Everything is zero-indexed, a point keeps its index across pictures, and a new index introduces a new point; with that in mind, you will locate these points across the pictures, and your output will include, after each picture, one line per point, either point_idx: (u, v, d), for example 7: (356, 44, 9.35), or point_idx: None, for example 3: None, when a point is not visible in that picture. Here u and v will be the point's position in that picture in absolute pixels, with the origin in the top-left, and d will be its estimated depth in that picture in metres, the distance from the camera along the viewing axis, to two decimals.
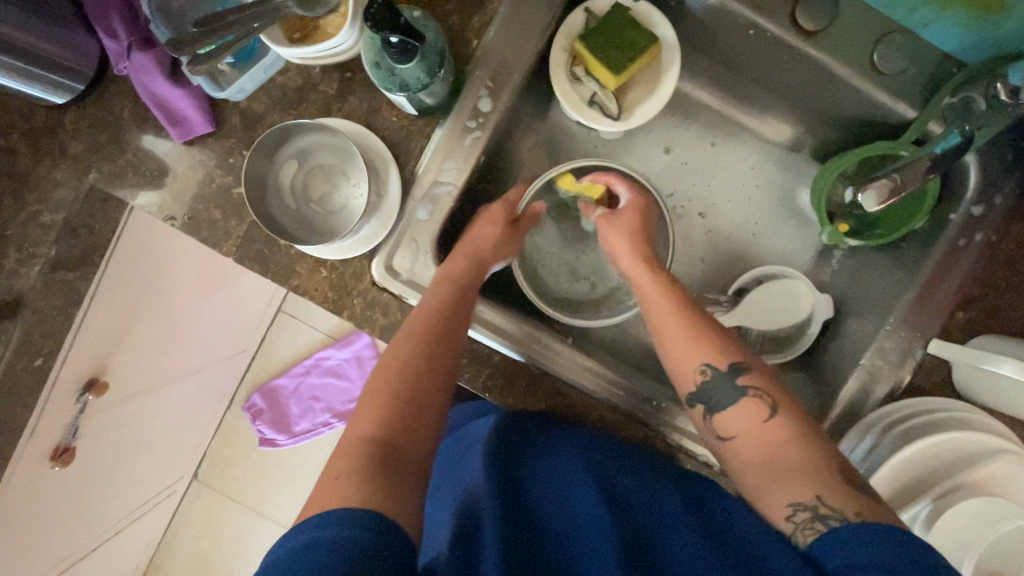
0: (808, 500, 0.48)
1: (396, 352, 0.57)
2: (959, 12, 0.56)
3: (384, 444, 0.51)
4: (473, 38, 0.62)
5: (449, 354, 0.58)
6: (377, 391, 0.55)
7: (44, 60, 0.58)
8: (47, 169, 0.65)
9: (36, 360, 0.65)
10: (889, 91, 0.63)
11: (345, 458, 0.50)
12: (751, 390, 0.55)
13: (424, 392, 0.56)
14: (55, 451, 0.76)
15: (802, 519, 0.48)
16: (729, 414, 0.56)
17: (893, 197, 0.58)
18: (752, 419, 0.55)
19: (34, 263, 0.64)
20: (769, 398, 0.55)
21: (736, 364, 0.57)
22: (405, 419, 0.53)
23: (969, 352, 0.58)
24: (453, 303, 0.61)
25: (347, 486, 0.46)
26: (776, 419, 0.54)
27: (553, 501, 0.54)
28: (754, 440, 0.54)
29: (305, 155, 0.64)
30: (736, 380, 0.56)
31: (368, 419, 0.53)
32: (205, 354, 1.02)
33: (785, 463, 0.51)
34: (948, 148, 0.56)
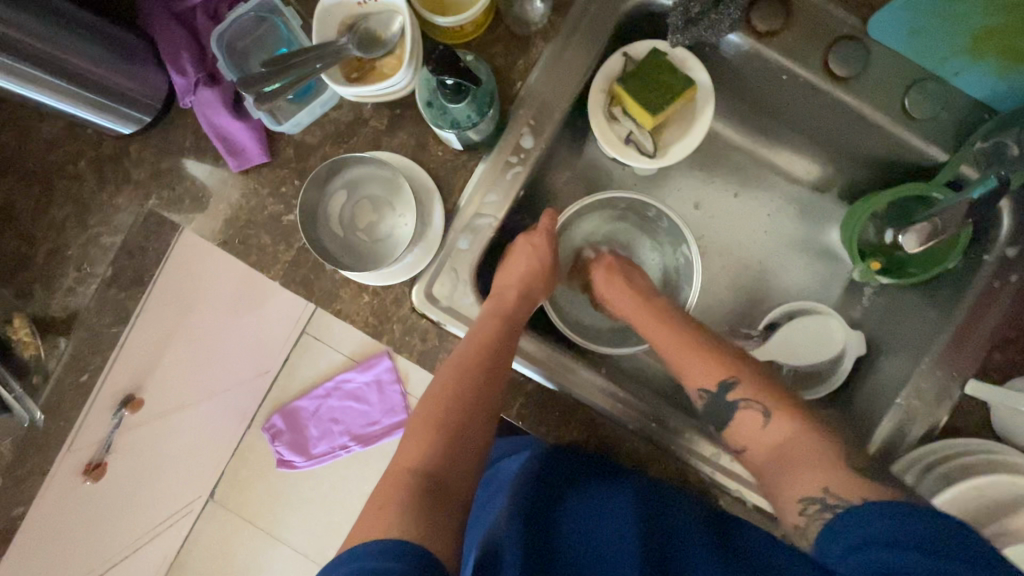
0: (816, 493, 0.52)
1: (446, 384, 0.59)
2: (991, 62, 0.59)
3: (426, 476, 0.52)
4: (518, 80, 0.65)
5: (500, 386, 0.59)
6: (423, 423, 0.57)
7: (119, 95, 0.62)
8: (111, 194, 0.69)
9: (82, 376, 0.72)
10: (921, 134, 0.64)
11: (390, 488, 0.51)
12: (742, 402, 0.62)
13: (472, 423, 0.57)
14: (88, 464, 0.76)
15: (813, 511, 0.52)
16: (735, 427, 0.62)
17: (932, 239, 0.61)
18: (755, 429, 0.61)
19: (91, 283, 0.70)
20: (760, 405, 0.61)
21: (726, 381, 0.63)
22: (450, 450, 0.55)
23: (1011, 395, 0.59)
24: (499, 336, 0.62)
25: (390, 516, 0.48)
26: (773, 425, 0.60)
27: (579, 537, 0.58)
28: (761, 446, 0.60)
29: (354, 185, 0.66)
30: (728, 395, 0.63)
31: (414, 449, 0.55)
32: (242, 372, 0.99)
33: (795, 456, 0.57)
34: (987, 191, 0.58)
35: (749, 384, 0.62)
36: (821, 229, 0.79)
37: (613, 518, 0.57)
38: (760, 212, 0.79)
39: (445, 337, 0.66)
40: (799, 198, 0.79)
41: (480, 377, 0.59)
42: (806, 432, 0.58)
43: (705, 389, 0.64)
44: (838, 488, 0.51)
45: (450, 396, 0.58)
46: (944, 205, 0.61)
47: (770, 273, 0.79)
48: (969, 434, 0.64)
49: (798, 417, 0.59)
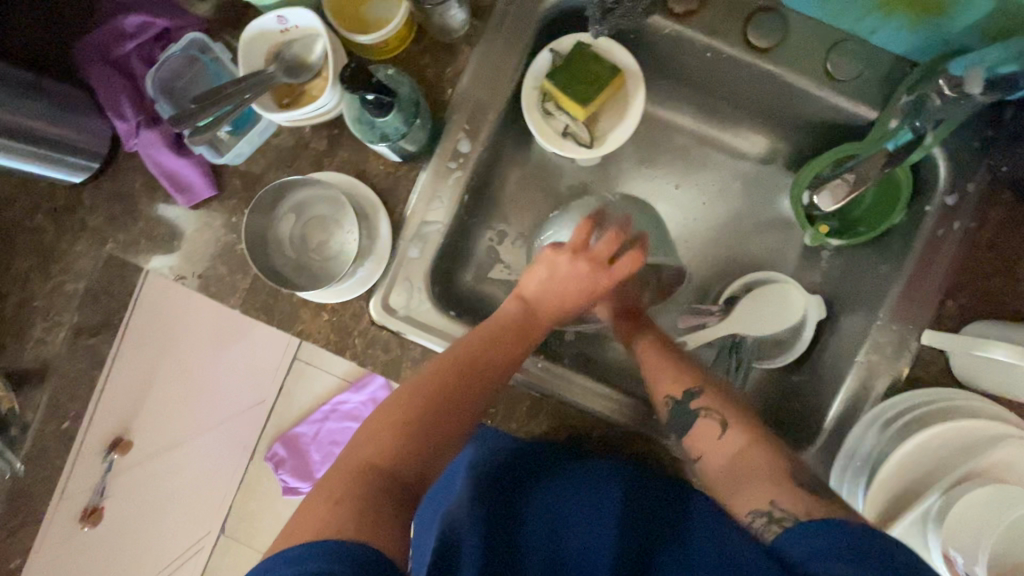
0: (765, 506, 0.50)
1: (432, 381, 0.57)
2: (903, 17, 0.59)
3: (386, 473, 0.51)
4: (448, 87, 0.66)
5: (485, 396, 0.58)
6: (406, 402, 0.55)
7: (61, 145, 0.63)
8: (70, 243, 0.70)
9: (65, 423, 0.73)
10: (848, 95, 0.65)
11: (347, 481, 0.49)
12: (702, 412, 0.59)
13: (451, 420, 0.56)
14: (85, 510, 0.81)
15: (762, 522, 0.49)
16: (696, 436, 0.59)
17: (847, 195, 0.66)
18: (710, 439, 0.58)
19: (59, 330, 0.70)
20: (720, 416, 0.59)
21: (691, 390, 0.61)
22: (413, 449, 0.53)
23: (961, 340, 0.59)
24: (506, 345, 0.61)
25: (342, 514, 0.46)
26: (732, 435, 0.57)
27: (545, 526, 0.57)
28: (717, 457, 0.58)
29: (302, 208, 0.68)
30: (690, 403, 0.61)
31: (378, 445, 0.53)
32: (228, 406, 0.96)
33: (749, 467, 0.54)
34: (900, 144, 0.61)
35: (714, 397, 0.60)
36: (773, 200, 0.80)
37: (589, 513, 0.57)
38: (711, 190, 0.81)
39: (407, 346, 0.66)
40: (748, 172, 0.80)
41: (471, 385, 0.57)
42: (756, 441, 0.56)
43: (672, 395, 0.62)
44: (784, 501, 0.49)
45: (433, 394, 0.56)
46: (864, 155, 0.64)
47: (729, 249, 0.80)
48: (933, 384, 0.64)
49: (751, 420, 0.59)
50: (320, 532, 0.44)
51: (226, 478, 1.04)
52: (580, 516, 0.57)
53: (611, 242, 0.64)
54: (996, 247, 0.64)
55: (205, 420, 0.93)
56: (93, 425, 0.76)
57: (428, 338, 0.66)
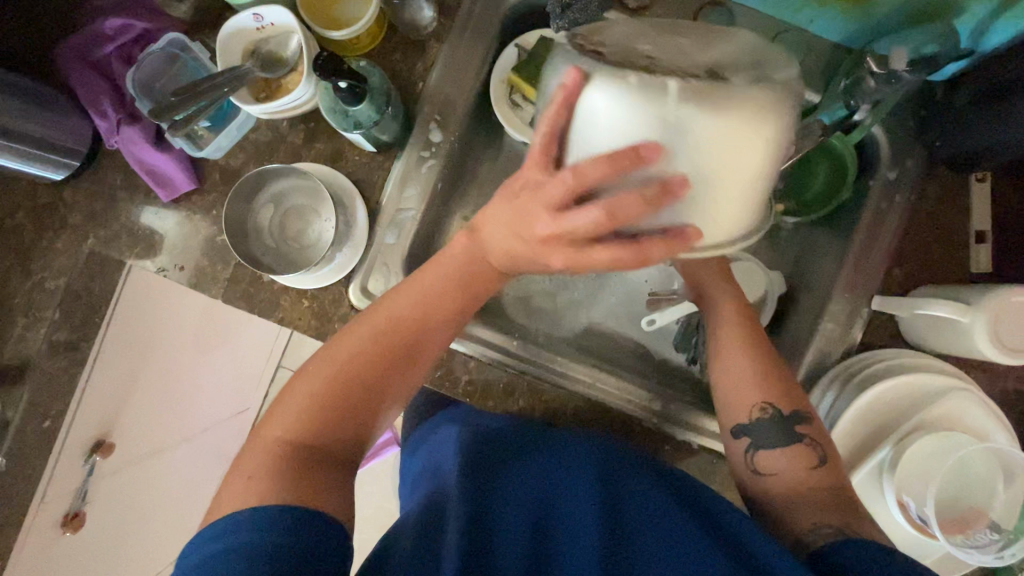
0: (833, 524, 0.50)
1: (357, 349, 0.56)
2: (836, 8, 0.64)
3: (304, 444, 0.51)
4: (419, 81, 0.70)
5: (409, 359, 0.58)
6: (329, 361, 0.56)
7: (39, 142, 0.65)
8: (51, 240, 0.71)
9: (45, 422, 0.74)
10: (792, 80, 0.69)
11: (259, 450, 0.51)
12: (806, 437, 0.56)
13: (366, 389, 0.56)
14: (66, 516, 0.78)
15: (825, 535, 0.50)
16: (773, 453, 0.57)
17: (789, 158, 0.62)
18: (797, 467, 0.56)
19: (40, 327, 0.72)
20: (822, 447, 0.56)
21: (800, 413, 0.57)
22: (330, 420, 0.54)
23: (907, 302, 0.63)
24: (433, 309, 0.58)
25: (255, 480, 0.48)
26: (821, 471, 0.55)
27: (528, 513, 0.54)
28: (790, 482, 0.55)
29: (281, 198, 0.70)
30: (795, 426, 0.57)
31: (294, 414, 0.53)
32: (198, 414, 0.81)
33: (818, 496, 0.53)
34: (834, 119, 0.67)
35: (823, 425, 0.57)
36: None
37: (583, 491, 0.56)
38: None
39: None
40: None
41: (389, 351, 0.57)
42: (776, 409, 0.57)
43: (771, 408, 0.58)
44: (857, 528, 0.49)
45: (355, 364, 0.56)
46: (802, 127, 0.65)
47: None
48: (884, 346, 0.69)
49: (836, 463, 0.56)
50: (245, 505, 0.46)
51: (197, 503, 0.83)
52: (570, 498, 0.56)
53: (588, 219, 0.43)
54: (933, 217, 0.69)
55: (184, 430, 0.81)
56: (74, 427, 0.76)
57: None
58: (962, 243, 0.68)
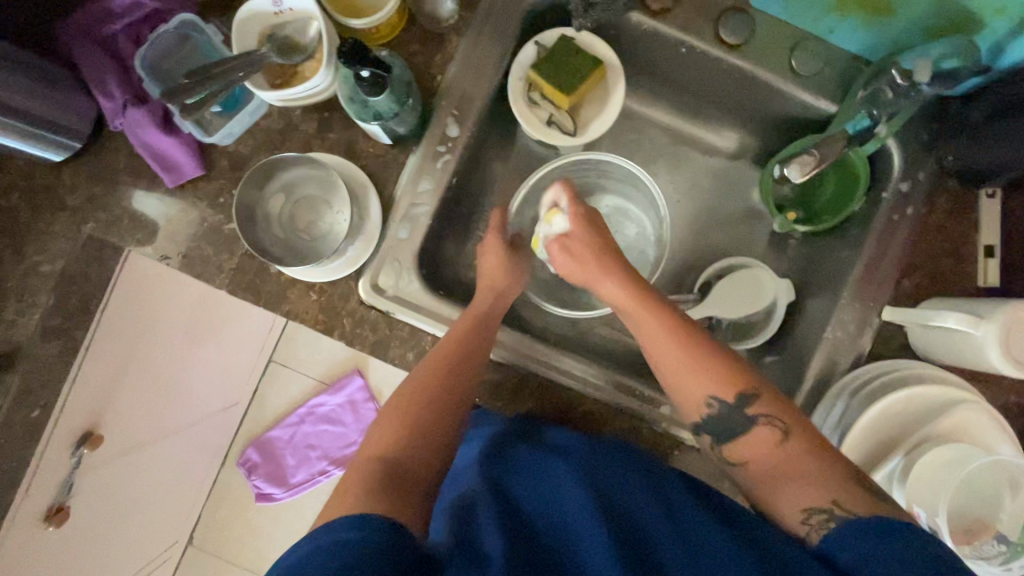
0: (823, 504, 0.50)
1: (411, 390, 0.60)
2: (857, 17, 0.65)
3: (390, 462, 0.54)
4: (437, 74, 0.69)
5: (463, 380, 0.61)
6: (394, 409, 0.58)
7: (42, 121, 0.63)
8: (47, 222, 0.69)
9: (33, 413, 0.70)
10: (810, 90, 0.70)
11: (352, 476, 0.53)
12: (763, 419, 0.55)
13: (432, 422, 0.58)
14: (48, 510, 0.71)
15: (817, 520, 0.50)
16: (742, 443, 0.57)
17: (813, 169, 0.65)
18: (766, 445, 0.55)
19: (33, 312, 0.69)
20: (782, 422, 0.55)
21: (745, 394, 0.56)
22: (407, 443, 0.56)
23: (919, 313, 0.64)
24: (474, 340, 0.63)
25: (353, 497, 0.50)
26: (791, 445, 0.54)
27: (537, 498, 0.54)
28: (765, 462, 0.55)
29: (291, 188, 0.68)
30: (746, 410, 0.56)
31: (379, 438, 0.57)
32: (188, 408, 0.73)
33: (794, 471, 0.53)
34: (860, 129, 0.67)
35: (772, 401, 0.56)
36: (743, 192, 0.84)
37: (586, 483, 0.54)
38: (682, 186, 0.84)
39: (395, 324, 0.68)
40: (718, 166, 0.84)
41: (444, 386, 0.60)
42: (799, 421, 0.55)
43: (713, 396, 0.57)
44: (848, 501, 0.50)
45: (415, 398, 0.59)
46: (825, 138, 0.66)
47: (703, 236, 0.83)
48: (891, 357, 0.69)
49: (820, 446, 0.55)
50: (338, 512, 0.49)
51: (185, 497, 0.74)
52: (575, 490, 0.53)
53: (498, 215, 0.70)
54: (944, 229, 0.69)
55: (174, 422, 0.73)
56: (64, 416, 0.70)
57: (416, 316, 0.67)
58: (971, 257, 0.69)
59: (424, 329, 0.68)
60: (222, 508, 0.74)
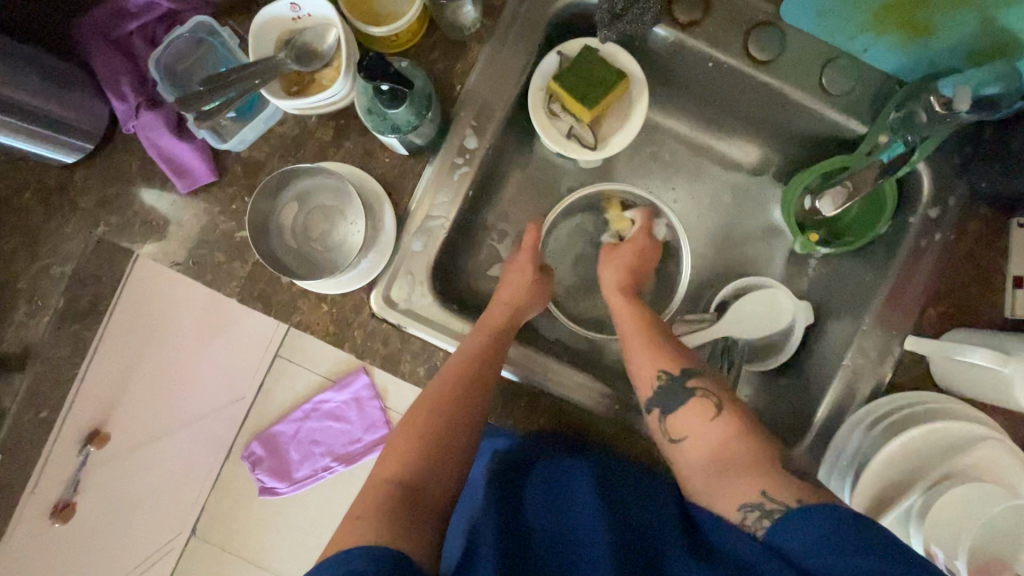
0: (754, 498, 0.52)
1: (426, 407, 0.60)
2: (893, 37, 0.62)
3: (407, 485, 0.56)
4: (457, 83, 0.68)
5: (476, 398, 0.61)
6: (408, 433, 0.59)
7: (54, 122, 0.61)
8: (58, 224, 0.68)
9: (42, 413, 0.69)
10: (840, 110, 0.68)
11: (368, 500, 0.54)
12: (699, 390, 0.60)
13: (446, 439, 0.59)
14: (55, 506, 0.71)
15: (753, 518, 0.51)
16: (679, 416, 0.60)
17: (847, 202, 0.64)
18: (701, 421, 0.59)
19: (42, 315, 0.68)
20: (716, 398, 0.60)
21: (686, 369, 0.63)
22: (424, 464, 0.57)
23: (943, 346, 0.62)
24: (490, 353, 0.63)
25: (362, 527, 0.51)
26: (721, 419, 0.58)
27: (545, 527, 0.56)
28: (701, 439, 0.59)
29: (305, 197, 0.67)
30: (685, 383, 0.62)
31: (393, 460, 0.58)
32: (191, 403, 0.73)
33: (731, 462, 0.56)
34: (894, 156, 0.64)
35: (711, 381, 0.62)
36: (764, 209, 0.82)
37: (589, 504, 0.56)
38: (701, 201, 0.82)
39: (407, 339, 0.67)
40: (739, 181, 0.82)
41: (459, 402, 0.60)
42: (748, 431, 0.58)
43: (666, 371, 0.63)
44: (774, 491, 0.51)
45: (433, 417, 0.60)
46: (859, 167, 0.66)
47: (721, 252, 0.82)
48: (913, 387, 0.67)
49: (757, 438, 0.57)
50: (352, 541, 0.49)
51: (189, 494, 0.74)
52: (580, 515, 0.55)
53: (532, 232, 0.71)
54: (974, 257, 0.67)
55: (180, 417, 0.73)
56: (72, 414, 0.70)
57: (428, 331, 0.66)
58: (999, 287, 0.67)
59: (436, 343, 0.67)
60: (224, 499, 0.73)
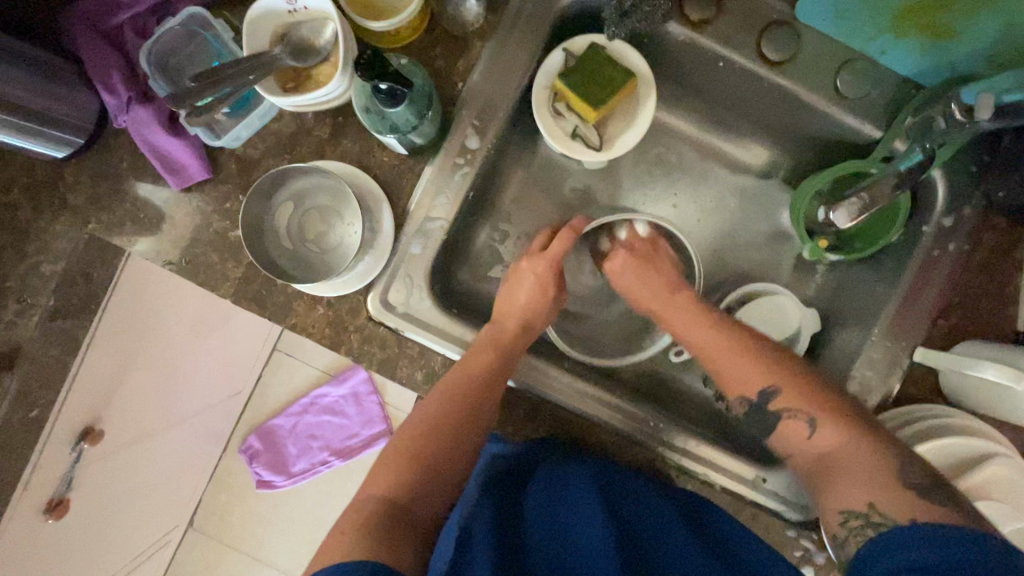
0: (861, 507, 0.50)
1: (421, 420, 0.60)
2: (914, 39, 0.60)
3: (397, 501, 0.55)
4: (458, 81, 0.65)
5: (477, 415, 0.60)
6: (403, 452, 0.59)
7: (42, 117, 0.59)
8: (48, 221, 0.66)
9: (32, 412, 0.67)
10: (856, 114, 0.65)
11: (354, 512, 0.54)
12: (785, 413, 0.58)
13: (445, 457, 0.59)
14: (49, 502, 0.72)
15: (854, 526, 0.51)
16: (779, 432, 0.59)
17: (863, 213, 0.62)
18: (799, 437, 0.57)
19: (33, 312, 0.66)
20: (806, 413, 0.57)
21: (770, 387, 0.59)
22: (418, 484, 0.57)
23: (953, 359, 0.60)
24: (493, 368, 0.62)
25: (348, 541, 0.50)
26: (822, 432, 0.56)
27: (546, 533, 0.54)
28: (805, 454, 0.57)
29: (301, 196, 0.66)
30: (769, 403, 0.59)
31: (383, 477, 0.57)
32: (178, 402, 0.80)
33: (843, 466, 0.53)
34: (913, 165, 0.60)
35: (794, 391, 0.58)
36: (771, 213, 0.80)
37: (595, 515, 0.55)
38: (707, 204, 0.80)
39: (405, 344, 0.65)
40: (747, 185, 0.80)
41: (459, 418, 0.60)
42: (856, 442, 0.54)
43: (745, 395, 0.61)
44: (883, 504, 0.49)
45: (426, 432, 0.60)
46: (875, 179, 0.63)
47: (727, 257, 0.80)
48: (921, 400, 0.66)
49: (849, 424, 0.55)
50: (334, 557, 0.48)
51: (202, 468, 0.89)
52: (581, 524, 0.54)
53: (562, 239, 0.69)
54: (988, 268, 0.66)
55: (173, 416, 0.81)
56: (64, 413, 0.69)
57: (428, 334, 0.65)
58: (1012, 298, 0.65)
59: (434, 348, 0.65)
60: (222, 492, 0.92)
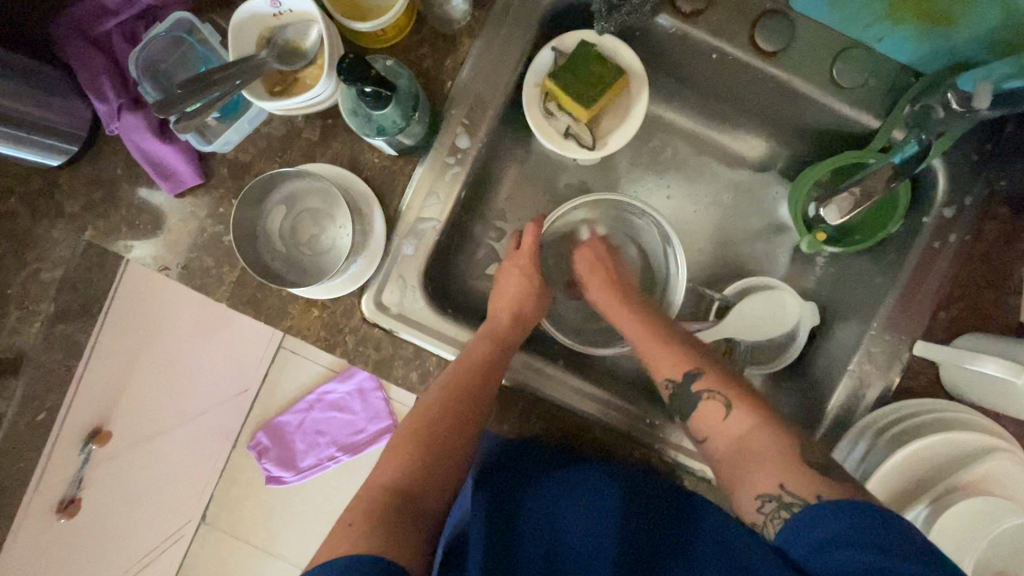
0: (772, 492, 0.52)
1: (426, 408, 0.61)
2: (910, 27, 0.59)
3: (403, 493, 0.57)
4: (448, 79, 0.65)
5: (473, 400, 0.61)
6: (412, 437, 0.61)
7: (35, 126, 0.59)
8: (46, 229, 0.64)
9: (39, 415, 0.68)
10: (851, 102, 0.64)
11: (364, 504, 0.56)
12: (705, 393, 0.60)
13: (446, 440, 0.60)
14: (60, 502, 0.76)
15: (770, 509, 0.52)
16: (700, 415, 0.60)
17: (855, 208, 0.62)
18: (716, 418, 0.59)
19: (33, 320, 0.64)
20: (722, 395, 0.59)
21: (690, 371, 0.62)
22: (426, 471, 0.59)
23: (953, 353, 0.59)
24: (491, 357, 0.63)
25: (354, 533, 0.51)
26: (734, 416, 0.58)
27: (539, 532, 0.57)
28: (723, 438, 0.58)
29: (294, 200, 0.66)
30: (692, 385, 0.61)
31: (392, 467, 0.59)
32: (206, 397, 0.98)
33: (750, 453, 0.56)
34: (908, 157, 0.58)
35: (714, 376, 0.61)
36: (770, 206, 0.79)
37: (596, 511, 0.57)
38: (705, 198, 0.79)
39: (399, 344, 0.64)
40: (745, 178, 0.79)
41: (459, 402, 0.60)
42: (771, 423, 0.56)
43: (671, 378, 0.63)
44: (795, 486, 0.51)
45: (429, 418, 0.61)
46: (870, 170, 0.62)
47: (726, 251, 0.79)
48: (922, 393, 0.65)
49: (759, 409, 0.58)
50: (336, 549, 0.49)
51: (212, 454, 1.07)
52: (575, 521, 0.57)
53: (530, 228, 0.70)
54: (991, 260, 0.64)
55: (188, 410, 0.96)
56: (68, 415, 0.71)
57: (417, 336, 0.64)
58: None
59: (429, 349, 0.65)
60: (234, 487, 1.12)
